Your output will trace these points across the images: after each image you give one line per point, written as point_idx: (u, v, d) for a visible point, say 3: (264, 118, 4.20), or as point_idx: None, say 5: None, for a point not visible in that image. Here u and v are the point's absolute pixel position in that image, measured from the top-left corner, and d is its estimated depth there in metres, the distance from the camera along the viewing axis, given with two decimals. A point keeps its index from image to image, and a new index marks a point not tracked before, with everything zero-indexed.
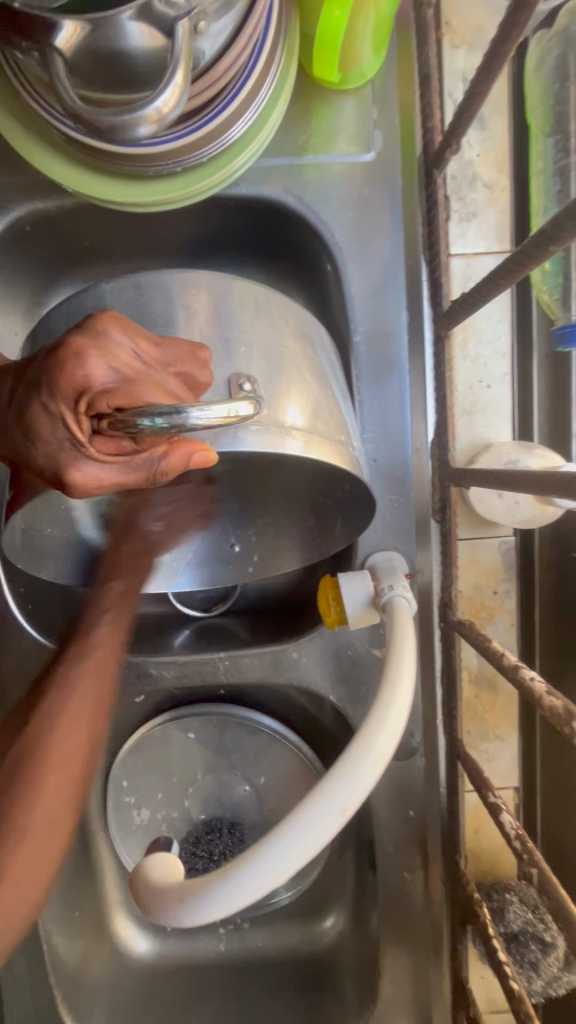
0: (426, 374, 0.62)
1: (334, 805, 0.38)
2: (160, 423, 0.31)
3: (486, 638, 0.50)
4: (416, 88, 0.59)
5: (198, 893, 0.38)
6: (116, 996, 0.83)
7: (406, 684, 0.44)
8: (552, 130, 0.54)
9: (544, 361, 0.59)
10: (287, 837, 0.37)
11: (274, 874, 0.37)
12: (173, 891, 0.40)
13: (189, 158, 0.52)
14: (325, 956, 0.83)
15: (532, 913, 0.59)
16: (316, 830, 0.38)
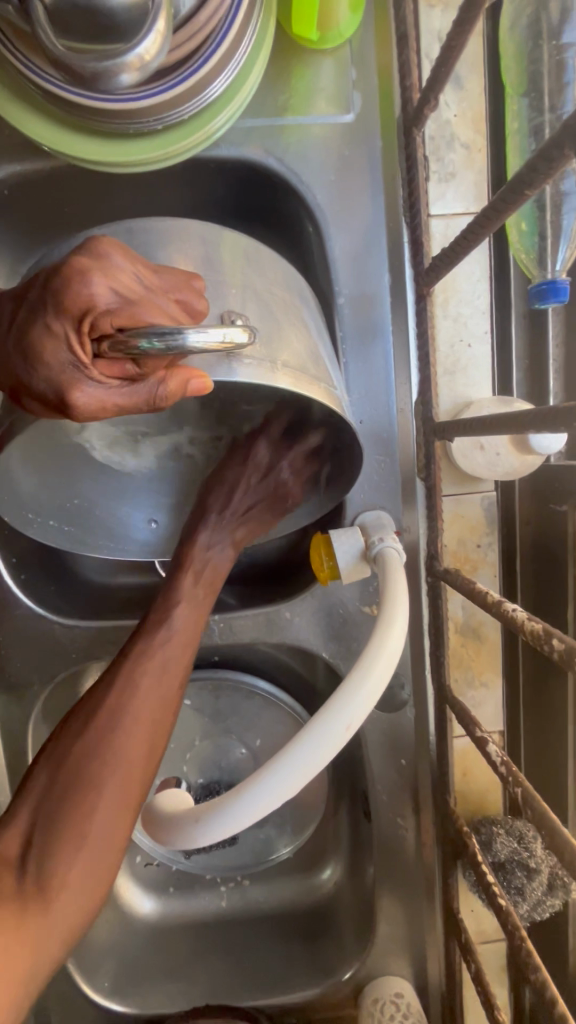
0: (410, 333, 0.63)
1: (341, 721, 0.41)
2: (159, 342, 0.33)
3: (472, 582, 0.52)
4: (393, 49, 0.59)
5: (213, 810, 0.42)
6: (123, 957, 0.84)
7: (397, 603, 0.48)
8: (526, 91, 0.55)
9: (521, 319, 0.61)
10: (297, 750, 0.41)
11: (285, 766, 0.41)
12: (188, 814, 0.43)
13: (170, 115, 0.52)
14: (323, 906, 0.87)
15: (518, 843, 0.63)
16: (325, 742, 0.41)
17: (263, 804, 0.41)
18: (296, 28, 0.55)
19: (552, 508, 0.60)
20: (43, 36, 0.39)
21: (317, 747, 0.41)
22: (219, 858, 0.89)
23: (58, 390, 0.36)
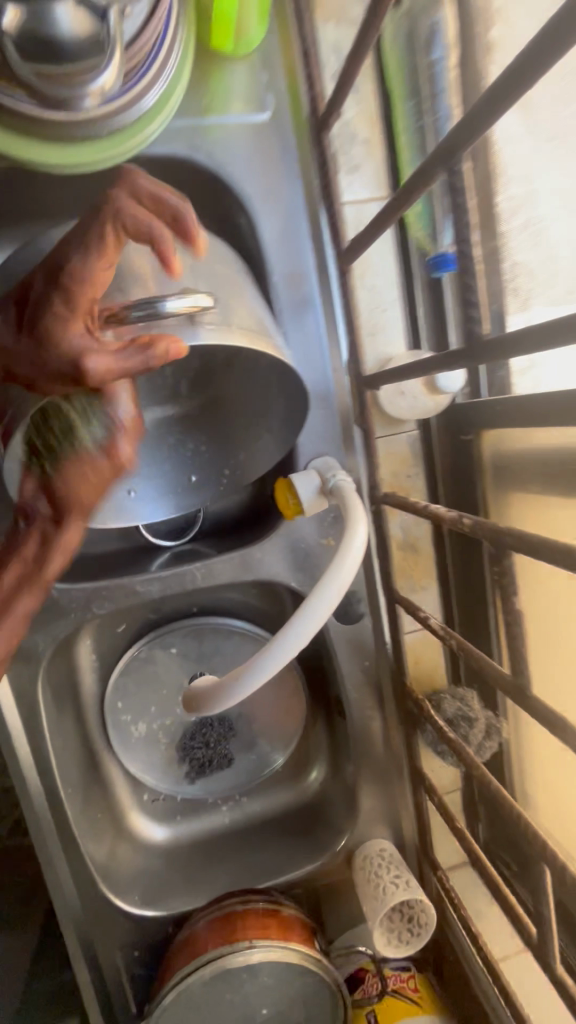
0: (336, 300, 0.74)
1: (333, 584, 0.57)
2: (144, 312, 0.47)
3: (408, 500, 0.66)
4: (296, 53, 0.68)
5: (250, 669, 0.55)
6: (148, 876, 0.96)
7: (354, 505, 0.62)
8: (408, 94, 0.66)
9: (425, 285, 0.74)
10: (305, 611, 0.56)
11: (298, 624, 0.56)
12: (227, 683, 0.56)
13: (125, 116, 0.59)
14: (313, 802, 1.02)
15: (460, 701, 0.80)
16: (323, 601, 0.56)
17: (287, 653, 0.55)
18: (215, 40, 0.65)
19: (462, 440, 0.75)
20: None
21: (320, 605, 0.56)
22: (218, 782, 1.01)
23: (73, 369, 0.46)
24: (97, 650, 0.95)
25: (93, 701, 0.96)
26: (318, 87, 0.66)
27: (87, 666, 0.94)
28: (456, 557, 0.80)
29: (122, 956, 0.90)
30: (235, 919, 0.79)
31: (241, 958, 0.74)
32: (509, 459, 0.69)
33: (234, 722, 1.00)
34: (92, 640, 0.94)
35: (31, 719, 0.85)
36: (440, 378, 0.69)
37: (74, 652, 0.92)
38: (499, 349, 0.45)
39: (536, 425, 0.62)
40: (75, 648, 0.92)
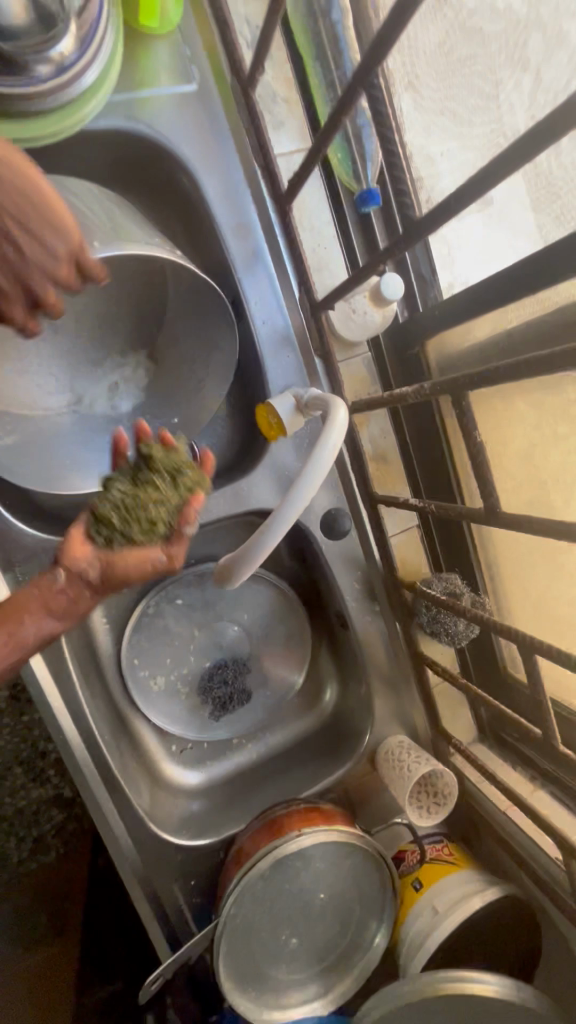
0: (281, 245, 0.82)
1: (328, 448, 0.64)
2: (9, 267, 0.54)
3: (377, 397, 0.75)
4: (213, 31, 0.77)
5: (266, 530, 0.64)
6: (191, 816, 1.00)
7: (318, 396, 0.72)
8: (315, 55, 0.75)
9: (355, 222, 0.84)
10: (305, 476, 0.64)
11: (301, 485, 0.63)
12: (248, 548, 0.65)
13: (67, 93, 0.66)
14: (330, 721, 1.10)
15: (446, 579, 0.89)
16: (320, 464, 0.64)
17: (292, 513, 0.63)
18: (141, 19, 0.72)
19: (409, 354, 0.85)
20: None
21: (317, 467, 0.63)
22: (241, 719, 1.07)
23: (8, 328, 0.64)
24: (107, 612, 0.99)
25: (110, 662, 1.00)
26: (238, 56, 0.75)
27: (100, 629, 0.99)
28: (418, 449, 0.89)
29: (180, 889, 0.94)
30: (281, 820, 0.87)
31: (294, 844, 0.80)
32: (451, 358, 0.80)
33: (247, 659, 1.07)
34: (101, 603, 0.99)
35: (59, 678, 0.89)
36: (383, 285, 0.76)
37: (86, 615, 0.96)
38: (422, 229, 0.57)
39: (469, 318, 0.74)
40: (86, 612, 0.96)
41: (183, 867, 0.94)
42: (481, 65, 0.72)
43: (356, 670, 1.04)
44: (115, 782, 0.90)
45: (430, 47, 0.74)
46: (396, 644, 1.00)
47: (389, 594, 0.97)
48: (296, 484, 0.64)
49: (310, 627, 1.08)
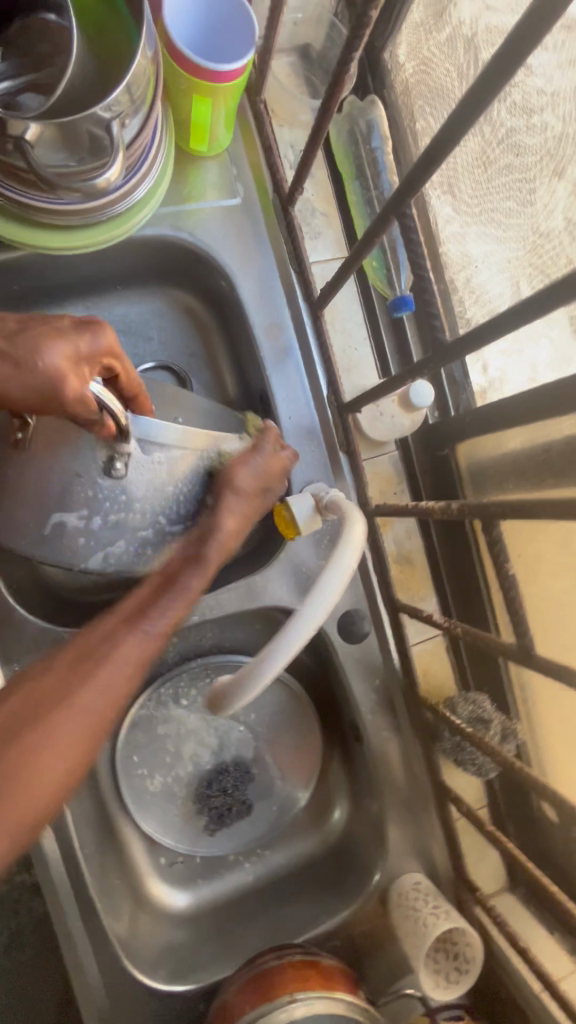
0: (312, 344, 0.82)
1: (353, 544, 0.56)
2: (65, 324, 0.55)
3: (402, 505, 0.72)
4: (259, 150, 0.81)
5: (280, 639, 0.52)
6: (176, 949, 0.88)
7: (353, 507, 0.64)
8: (355, 174, 0.80)
9: (388, 325, 0.84)
10: (330, 572, 0.54)
11: (325, 584, 0.53)
12: (255, 661, 0.52)
13: (117, 208, 0.69)
14: (339, 843, 0.98)
15: (474, 704, 0.81)
16: (347, 558, 0.55)
17: (314, 617, 0.52)
18: (193, 141, 0.76)
19: (438, 455, 0.82)
20: (30, 159, 0.54)
21: (345, 562, 0.54)
22: (239, 833, 0.97)
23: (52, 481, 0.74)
24: None
25: (103, 757, 0.93)
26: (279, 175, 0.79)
27: None
28: (444, 549, 0.85)
29: None
30: (271, 974, 0.75)
31: (284, 1013, 0.69)
32: (482, 465, 0.77)
33: (251, 765, 0.98)
34: None
35: None
36: (412, 394, 0.75)
37: None
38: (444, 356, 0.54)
39: (500, 428, 0.71)
40: None
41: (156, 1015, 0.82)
42: (515, 186, 0.79)
43: (370, 788, 0.93)
44: (91, 903, 0.81)
45: (469, 162, 0.79)
46: (415, 768, 0.90)
47: (410, 708, 0.89)
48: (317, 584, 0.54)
49: (321, 733, 0.99)
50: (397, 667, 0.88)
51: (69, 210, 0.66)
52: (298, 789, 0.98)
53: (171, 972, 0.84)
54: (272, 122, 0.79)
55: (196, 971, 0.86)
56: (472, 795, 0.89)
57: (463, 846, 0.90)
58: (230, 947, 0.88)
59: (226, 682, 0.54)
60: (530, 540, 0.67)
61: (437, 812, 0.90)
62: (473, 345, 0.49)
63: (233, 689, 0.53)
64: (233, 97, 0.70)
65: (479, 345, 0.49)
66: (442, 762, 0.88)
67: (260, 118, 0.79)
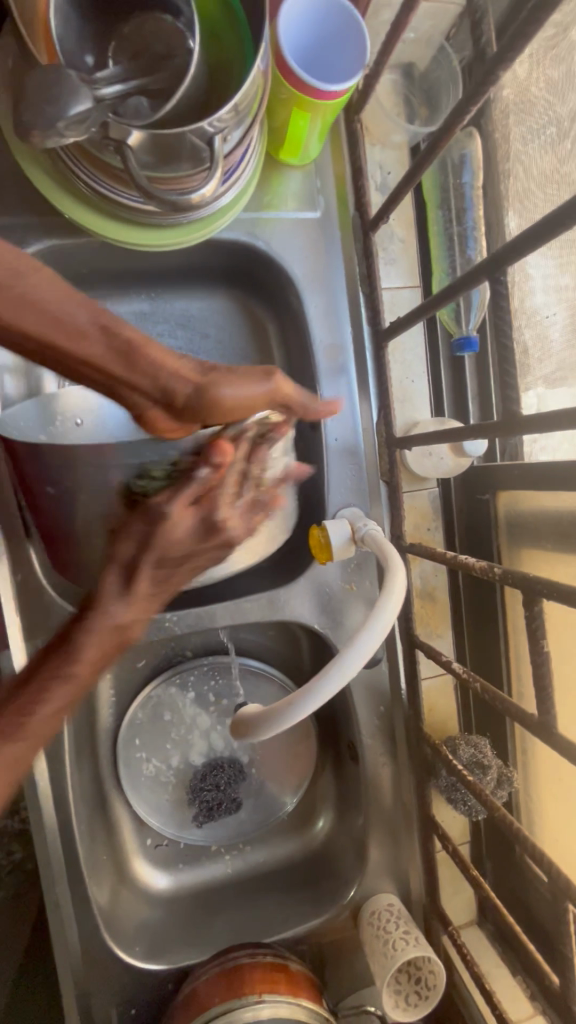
0: (369, 370, 0.82)
1: (394, 598, 0.56)
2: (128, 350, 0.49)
3: (436, 549, 0.72)
4: (345, 163, 0.80)
5: (311, 686, 0.52)
6: (151, 930, 0.92)
7: (394, 551, 0.65)
8: (439, 204, 0.79)
9: (447, 361, 0.83)
10: (369, 626, 0.54)
11: (362, 638, 0.54)
12: (283, 703, 0.53)
13: (201, 214, 0.68)
14: (319, 852, 1.00)
15: (475, 748, 0.82)
16: (387, 613, 0.55)
17: (347, 669, 0.52)
18: (285, 153, 0.75)
19: (479, 498, 0.82)
20: (130, 164, 0.53)
21: (384, 617, 0.55)
22: (224, 828, 0.99)
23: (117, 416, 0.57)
24: (116, 686, 0.96)
25: (106, 737, 0.96)
26: (365, 197, 0.78)
27: (105, 702, 0.95)
28: (468, 591, 0.85)
29: (117, 1013, 0.86)
30: (241, 972, 0.78)
31: (250, 1012, 0.74)
32: (521, 518, 0.76)
33: (244, 764, 1.00)
34: (112, 676, 0.96)
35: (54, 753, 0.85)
36: (465, 447, 0.76)
37: (95, 687, 0.93)
38: (511, 426, 0.53)
39: (546, 486, 0.70)
40: (96, 684, 0.93)
41: (125, 988, 0.86)
42: None
43: (357, 804, 0.95)
44: (80, 875, 0.85)
45: None
46: (405, 795, 0.92)
47: (409, 736, 0.91)
48: (355, 636, 0.54)
49: (318, 745, 1.01)
50: (403, 697, 0.90)
51: (153, 211, 0.66)
52: (287, 793, 1.01)
53: (146, 950, 0.88)
54: (365, 142, 0.78)
55: (169, 952, 0.89)
56: (458, 828, 0.91)
57: (440, 875, 0.92)
58: (203, 933, 0.92)
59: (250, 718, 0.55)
60: (565, 623, 0.64)
61: (419, 839, 0.92)
62: (540, 425, 0.50)
63: (256, 725, 0.54)
64: (331, 113, 0.69)
65: (549, 427, 0.49)
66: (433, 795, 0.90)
67: (354, 136, 0.77)
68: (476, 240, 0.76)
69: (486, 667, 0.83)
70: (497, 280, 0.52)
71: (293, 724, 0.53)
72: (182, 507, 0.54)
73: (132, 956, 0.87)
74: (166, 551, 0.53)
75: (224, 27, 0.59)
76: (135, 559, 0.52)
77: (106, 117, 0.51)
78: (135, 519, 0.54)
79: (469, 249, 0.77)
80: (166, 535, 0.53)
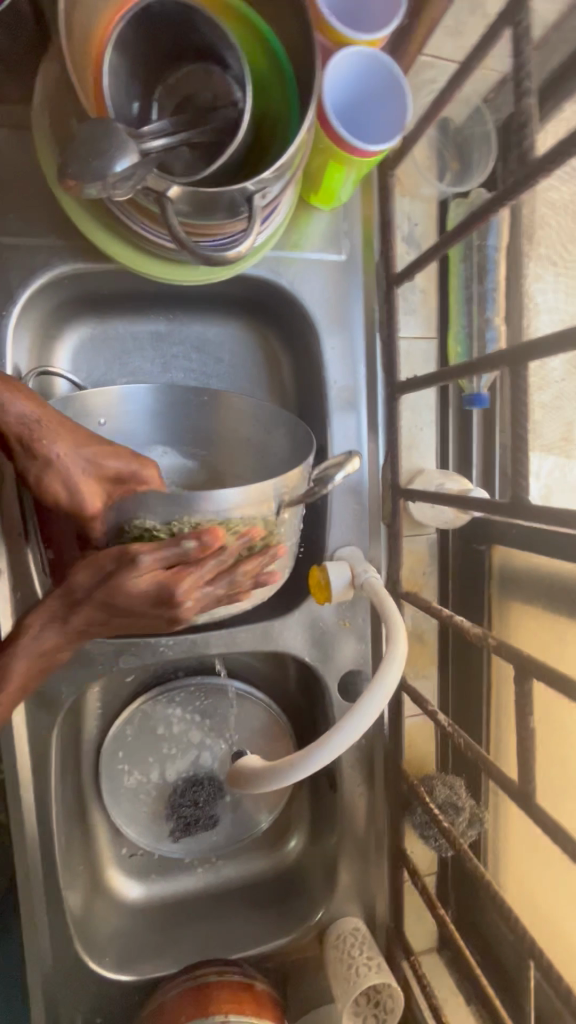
0: (379, 415, 0.84)
1: (392, 673, 0.59)
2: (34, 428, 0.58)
3: (431, 602, 0.75)
4: (375, 206, 0.80)
5: (308, 753, 0.58)
6: (122, 939, 0.94)
7: (395, 608, 0.68)
8: (463, 260, 0.80)
9: (456, 413, 0.85)
10: (367, 701, 0.58)
11: (359, 711, 0.58)
12: (284, 765, 0.59)
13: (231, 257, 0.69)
14: (290, 870, 1.04)
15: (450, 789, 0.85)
16: (383, 687, 0.59)
17: (342, 742, 0.57)
18: (316, 195, 0.75)
19: (475, 549, 0.85)
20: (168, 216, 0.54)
21: (382, 691, 0.58)
22: (200, 843, 1.01)
23: (74, 502, 0.59)
24: (103, 697, 0.97)
25: (89, 747, 0.97)
26: (392, 249, 0.80)
27: (91, 713, 0.96)
28: (457, 637, 0.87)
29: (82, 1020, 0.88)
30: (208, 990, 0.81)
31: None
32: (514, 576, 0.79)
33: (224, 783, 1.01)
34: (100, 688, 0.97)
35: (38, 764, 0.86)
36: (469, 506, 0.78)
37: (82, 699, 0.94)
38: (517, 508, 0.56)
39: (540, 551, 0.73)
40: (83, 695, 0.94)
41: (92, 995, 0.88)
42: None
43: (330, 828, 0.98)
44: (56, 884, 0.86)
45: None
46: (378, 824, 0.95)
47: (387, 767, 0.94)
48: (354, 708, 0.58)
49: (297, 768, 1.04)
50: (385, 730, 0.93)
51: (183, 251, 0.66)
52: (264, 812, 1.02)
53: (115, 959, 0.91)
54: (396, 193, 0.79)
55: (138, 962, 0.92)
56: (428, 859, 0.95)
57: (405, 902, 0.96)
58: (171, 944, 0.95)
59: (251, 772, 0.62)
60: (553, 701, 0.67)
61: (389, 867, 0.96)
62: (546, 516, 0.52)
63: (256, 778, 0.61)
64: (367, 166, 0.70)
65: (557, 519, 0.51)
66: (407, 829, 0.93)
67: (386, 187, 0.78)
68: (495, 302, 0.78)
69: (466, 711, 0.86)
70: (517, 370, 0.54)
71: (289, 782, 0.59)
72: (151, 565, 0.53)
73: (101, 964, 0.89)
74: (115, 602, 0.56)
75: (276, 90, 0.62)
76: (87, 595, 0.56)
77: (151, 170, 0.52)
78: (102, 558, 0.54)
79: (487, 309, 0.79)
80: (121, 587, 0.54)
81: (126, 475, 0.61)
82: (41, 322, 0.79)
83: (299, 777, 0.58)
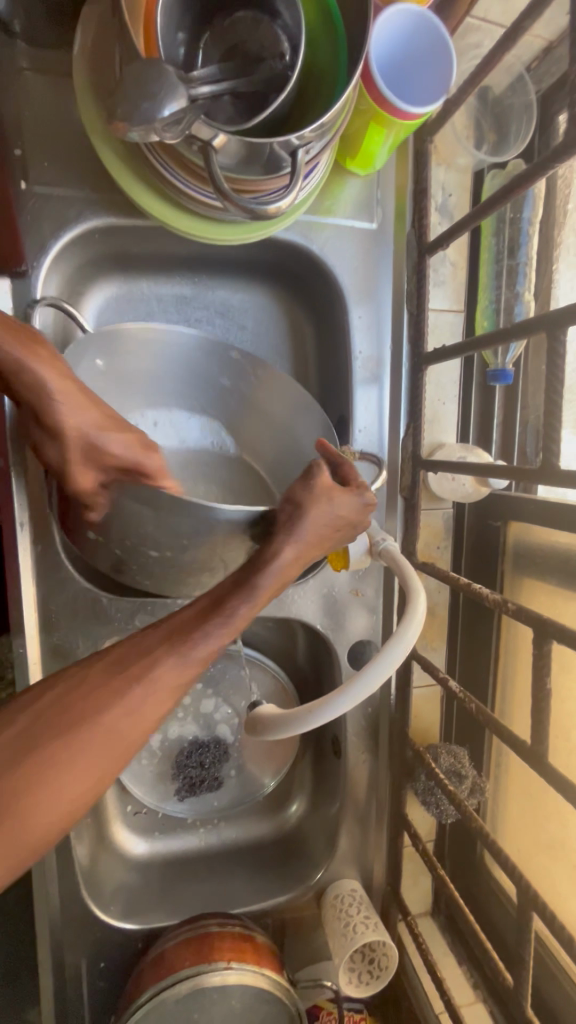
0: (403, 386, 0.84)
1: (409, 630, 0.60)
2: (41, 389, 0.51)
3: (447, 571, 0.76)
4: (408, 174, 0.80)
5: (325, 702, 0.59)
6: (127, 891, 0.97)
7: (412, 571, 0.68)
8: (495, 232, 0.80)
9: (478, 389, 0.86)
10: (385, 653, 0.59)
11: (379, 663, 0.59)
12: (300, 715, 0.61)
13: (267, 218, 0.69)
14: (290, 834, 1.06)
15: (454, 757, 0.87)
16: (401, 641, 0.60)
17: (358, 692, 0.58)
18: (352, 160, 0.75)
19: (490, 523, 0.85)
20: (211, 162, 0.53)
21: (400, 646, 0.60)
22: (205, 803, 1.03)
23: (66, 477, 0.55)
24: None
25: None
26: (426, 218, 0.79)
27: None
28: (466, 611, 0.88)
29: (87, 963, 0.91)
30: (211, 939, 0.83)
31: (219, 977, 0.78)
32: (528, 549, 0.80)
33: (230, 746, 1.03)
34: None
35: None
36: (489, 480, 0.79)
37: None
38: (544, 474, 0.57)
39: (554, 525, 0.73)
40: None
41: (97, 941, 0.91)
42: None
43: (332, 792, 1.01)
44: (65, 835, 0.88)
45: None
46: (380, 790, 0.97)
47: (392, 736, 0.96)
48: (372, 661, 0.59)
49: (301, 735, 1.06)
50: (392, 700, 0.95)
51: (220, 208, 0.66)
52: (268, 776, 1.04)
53: (121, 910, 0.93)
54: (431, 162, 0.79)
55: (142, 914, 0.94)
56: (428, 826, 0.97)
57: (403, 867, 0.99)
58: (173, 897, 0.97)
59: (267, 722, 0.64)
60: (565, 668, 0.69)
61: (389, 832, 0.98)
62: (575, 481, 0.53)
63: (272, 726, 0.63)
64: (405, 130, 0.69)
65: None
66: (408, 796, 0.96)
67: (422, 155, 0.78)
68: (526, 277, 0.78)
69: (473, 682, 0.88)
70: (555, 338, 0.54)
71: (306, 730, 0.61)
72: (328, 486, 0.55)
73: (107, 913, 0.92)
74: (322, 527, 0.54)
75: (323, 42, 0.61)
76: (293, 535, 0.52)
77: (197, 116, 0.51)
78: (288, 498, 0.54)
79: (518, 282, 0.78)
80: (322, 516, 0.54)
81: (129, 464, 0.55)
82: (69, 277, 0.79)
83: (317, 724, 0.60)
